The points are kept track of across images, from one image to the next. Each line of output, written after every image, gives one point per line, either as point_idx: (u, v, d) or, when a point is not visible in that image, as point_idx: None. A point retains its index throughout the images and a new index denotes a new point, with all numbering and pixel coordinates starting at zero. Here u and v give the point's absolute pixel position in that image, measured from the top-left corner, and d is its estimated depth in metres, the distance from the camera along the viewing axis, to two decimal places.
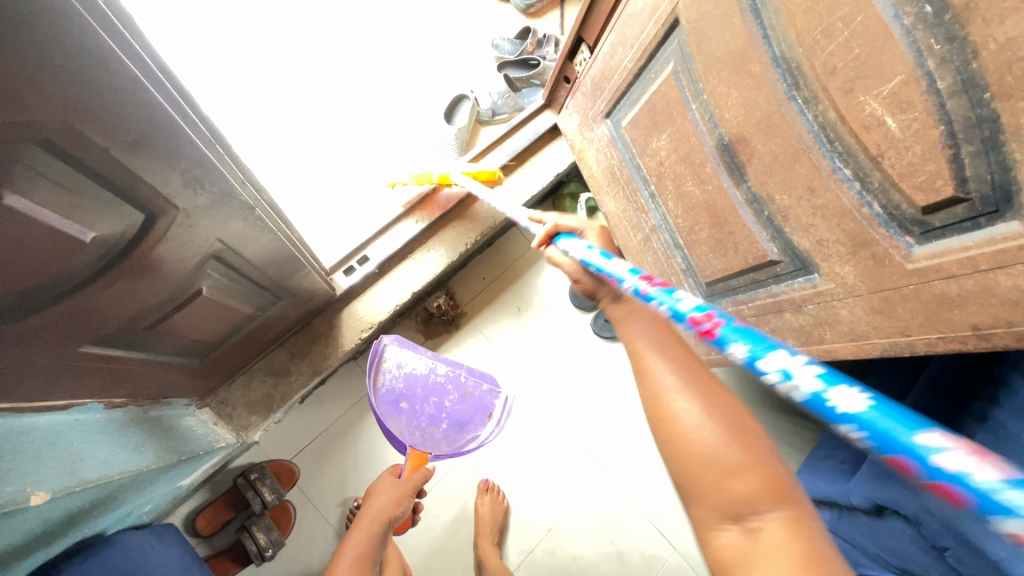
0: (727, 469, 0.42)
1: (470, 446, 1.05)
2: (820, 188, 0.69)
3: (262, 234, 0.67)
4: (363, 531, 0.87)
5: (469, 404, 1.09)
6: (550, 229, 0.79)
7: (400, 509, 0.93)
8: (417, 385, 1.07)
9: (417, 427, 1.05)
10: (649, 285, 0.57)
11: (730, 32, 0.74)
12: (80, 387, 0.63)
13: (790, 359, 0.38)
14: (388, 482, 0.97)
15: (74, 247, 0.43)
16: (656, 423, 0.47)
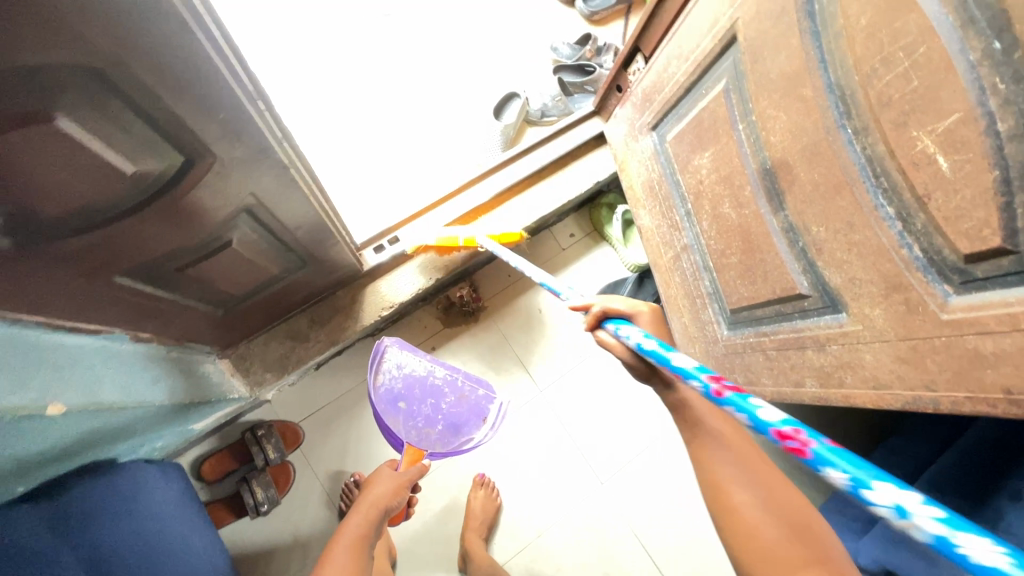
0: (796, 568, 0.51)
1: (465, 447, 1.06)
2: (859, 224, 0.67)
3: (295, 195, 0.69)
4: (362, 515, 0.87)
5: (465, 407, 1.09)
6: (598, 312, 0.76)
7: (398, 500, 0.93)
8: (415, 385, 1.09)
9: (413, 426, 1.06)
10: (719, 386, 0.52)
11: (786, 54, 0.72)
12: (110, 315, 0.67)
13: (902, 496, 0.35)
14: (387, 473, 0.97)
15: (116, 176, 0.47)
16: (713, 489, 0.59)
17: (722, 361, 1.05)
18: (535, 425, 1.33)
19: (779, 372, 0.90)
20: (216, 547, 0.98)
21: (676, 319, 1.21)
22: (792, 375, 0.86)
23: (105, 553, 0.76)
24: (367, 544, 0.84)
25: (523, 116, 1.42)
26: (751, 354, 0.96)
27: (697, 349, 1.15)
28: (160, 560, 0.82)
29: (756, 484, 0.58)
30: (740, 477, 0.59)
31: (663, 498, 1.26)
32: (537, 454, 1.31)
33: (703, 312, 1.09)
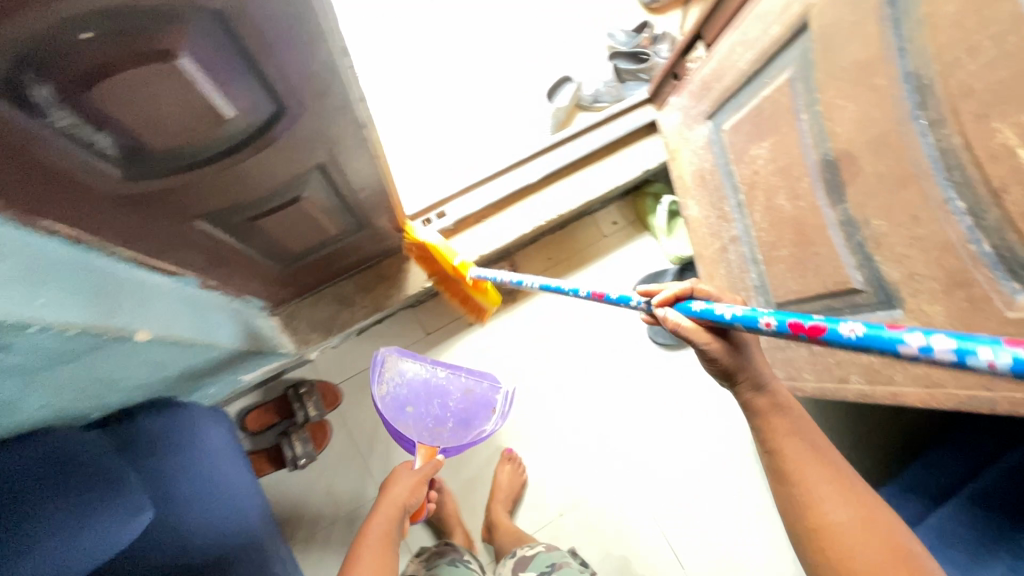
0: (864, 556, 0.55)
1: (476, 440, 1.09)
2: (925, 218, 0.65)
3: (364, 156, 0.72)
4: (384, 515, 0.89)
5: (471, 402, 1.12)
6: (685, 288, 0.65)
7: (417, 497, 0.95)
8: (420, 388, 1.12)
9: (424, 427, 1.10)
10: (854, 324, 0.44)
11: (861, 42, 0.70)
12: (187, 257, 0.71)
13: None
14: (404, 472, 0.99)
15: (218, 119, 0.50)
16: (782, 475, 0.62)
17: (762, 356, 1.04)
18: (564, 408, 1.35)
19: (823, 369, 0.89)
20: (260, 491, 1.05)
21: None
22: (837, 372, 0.85)
23: (165, 482, 0.83)
24: (392, 541, 0.86)
25: (574, 101, 1.42)
26: (794, 349, 0.95)
27: None
28: (215, 494, 0.88)
29: (852, 505, 0.58)
30: (836, 498, 0.58)
31: (688, 491, 1.27)
32: (565, 436, 1.33)
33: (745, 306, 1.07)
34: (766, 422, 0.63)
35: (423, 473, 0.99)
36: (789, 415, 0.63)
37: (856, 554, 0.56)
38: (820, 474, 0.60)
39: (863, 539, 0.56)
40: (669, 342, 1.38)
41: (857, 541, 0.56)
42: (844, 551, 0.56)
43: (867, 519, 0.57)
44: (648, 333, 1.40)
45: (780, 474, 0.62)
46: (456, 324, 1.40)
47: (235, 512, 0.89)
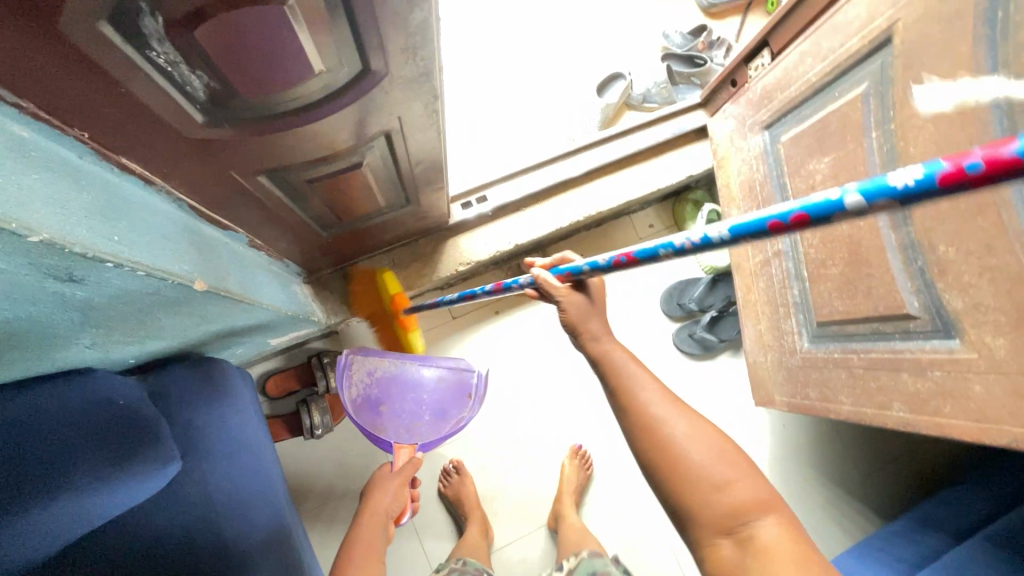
0: (714, 487, 0.61)
1: (454, 430, 1.10)
2: (1000, 248, 0.64)
3: (429, 129, 0.71)
4: (368, 524, 0.87)
5: (446, 392, 1.13)
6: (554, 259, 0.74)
7: (399, 502, 0.94)
8: (391, 385, 1.12)
9: (400, 424, 1.10)
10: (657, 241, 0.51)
11: (951, 61, 0.68)
12: (242, 211, 0.71)
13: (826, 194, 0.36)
14: (385, 478, 0.97)
15: (305, 73, 0.49)
16: (647, 428, 0.65)
17: (796, 374, 1.03)
18: (577, 410, 1.37)
19: (862, 393, 0.87)
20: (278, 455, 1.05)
21: (748, 326, 1.17)
22: (878, 397, 0.84)
23: (193, 436, 0.84)
24: (377, 551, 0.85)
25: (624, 99, 1.40)
26: (832, 370, 0.93)
27: (768, 358, 1.11)
28: (239, 454, 0.88)
29: (684, 419, 0.65)
30: (670, 413, 0.65)
31: None
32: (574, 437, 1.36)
33: (783, 322, 1.05)
34: (619, 370, 0.69)
35: (405, 475, 0.97)
36: (635, 361, 0.69)
37: (695, 460, 0.62)
38: (655, 392, 0.67)
39: (697, 448, 0.63)
40: (694, 351, 1.37)
41: (695, 450, 0.63)
42: (684, 460, 0.62)
43: (696, 426, 0.64)
44: (674, 341, 1.39)
45: (622, 402, 0.68)
46: (482, 312, 1.40)
47: (255, 474, 0.89)
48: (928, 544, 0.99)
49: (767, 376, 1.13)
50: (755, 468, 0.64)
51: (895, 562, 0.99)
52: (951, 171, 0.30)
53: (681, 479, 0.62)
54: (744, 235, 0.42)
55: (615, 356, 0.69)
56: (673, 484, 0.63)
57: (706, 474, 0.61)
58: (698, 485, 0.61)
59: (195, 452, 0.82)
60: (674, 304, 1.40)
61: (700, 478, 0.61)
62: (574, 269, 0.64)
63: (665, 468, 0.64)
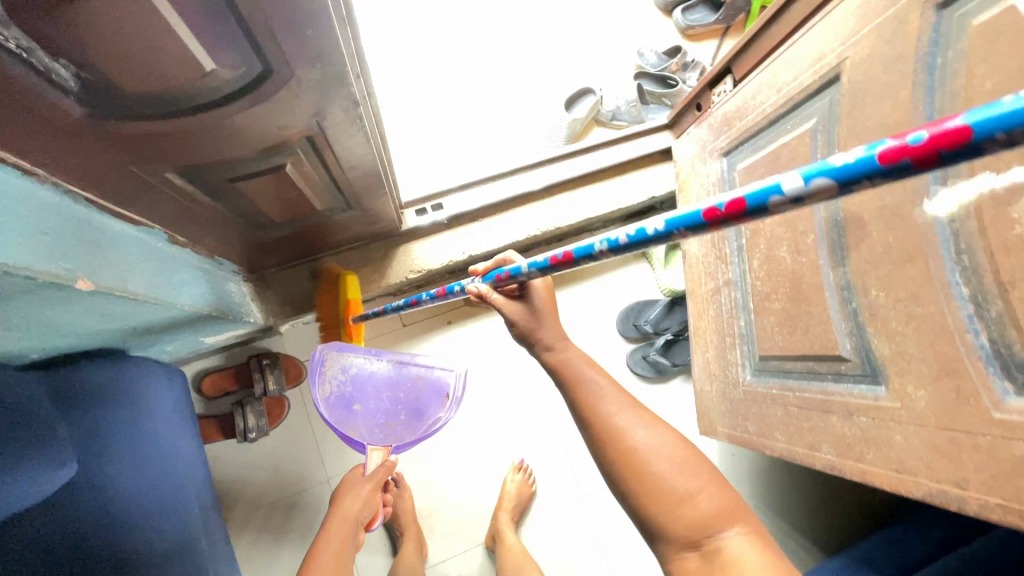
0: (677, 500, 0.57)
1: (429, 430, 1.01)
2: (925, 298, 0.62)
3: (356, 133, 0.69)
4: (337, 530, 0.85)
5: (421, 390, 1.04)
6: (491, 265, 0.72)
7: (370, 508, 0.92)
8: (365, 383, 1.04)
9: (375, 424, 1.03)
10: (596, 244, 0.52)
11: (891, 104, 0.67)
12: (156, 207, 0.67)
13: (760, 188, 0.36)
14: (355, 483, 0.95)
15: (196, 70, 0.46)
16: (609, 438, 0.61)
17: (737, 406, 1.01)
18: (528, 425, 1.34)
19: (795, 431, 0.86)
20: (199, 461, 1.00)
21: (697, 352, 1.16)
22: (809, 438, 0.83)
23: (98, 439, 0.79)
24: (347, 556, 0.83)
25: (593, 115, 1.38)
26: (770, 406, 0.92)
27: (712, 387, 1.10)
28: (147, 461, 0.84)
29: (647, 425, 0.61)
30: (632, 421, 0.61)
31: (641, 532, 1.28)
32: (520, 453, 1.32)
33: (728, 352, 1.04)
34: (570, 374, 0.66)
35: (377, 479, 0.95)
36: (594, 368, 0.67)
37: (658, 468, 0.58)
38: (613, 401, 0.63)
39: (661, 457, 0.58)
40: (647, 374, 1.35)
41: (659, 460, 0.58)
42: (646, 468, 0.58)
43: (658, 431, 0.60)
44: (627, 362, 1.37)
45: (586, 412, 0.63)
46: (435, 320, 1.37)
47: (165, 480, 0.85)
48: None
49: (712, 405, 1.11)
50: (722, 480, 0.59)
51: None
52: (890, 150, 0.30)
53: (647, 492, 0.58)
54: (684, 227, 0.42)
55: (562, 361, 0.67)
56: (639, 496, 0.58)
57: (674, 483, 0.57)
58: (665, 498, 0.57)
59: (97, 456, 0.78)
60: (631, 325, 1.38)
61: (668, 489, 0.57)
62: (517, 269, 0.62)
63: (631, 481, 0.59)
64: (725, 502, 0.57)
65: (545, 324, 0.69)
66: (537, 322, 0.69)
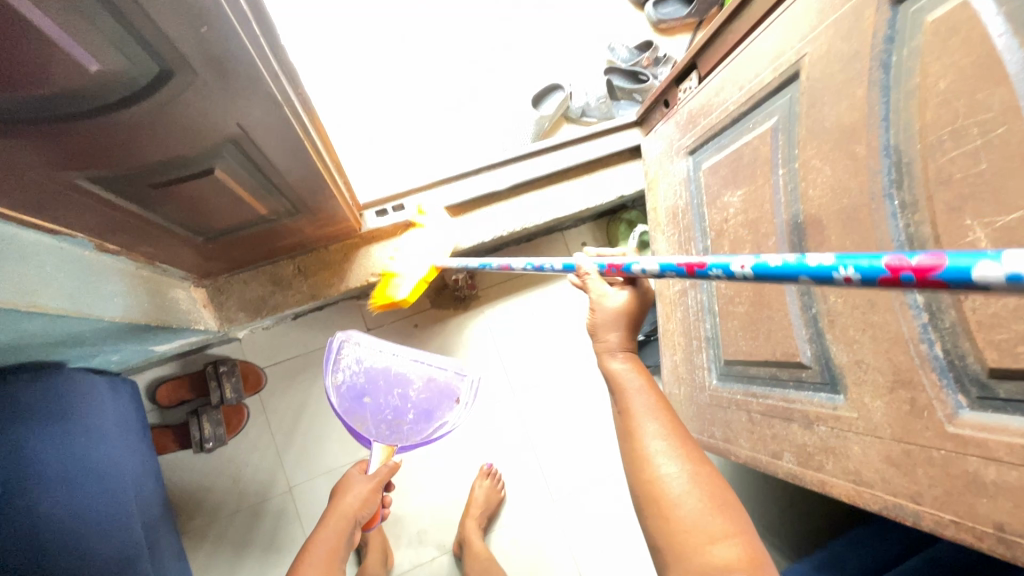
0: (710, 535, 0.52)
1: (438, 433, 0.96)
2: (881, 305, 0.60)
3: (287, 133, 0.66)
4: (332, 528, 0.82)
5: (434, 391, 1.01)
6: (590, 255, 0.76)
7: (370, 507, 0.86)
8: (379, 377, 1.01)
9: (382, 420, 0.98)
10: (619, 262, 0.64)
11: (847, 104, 0.64)
12: (73, 216, 0.63)
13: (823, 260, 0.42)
14: (358, 478, 0.90)
15: (80, 70, 0.43)
16: (637, 463, 0.59)
17: (704, 411, 0.99)
18: (497, 430, 1.31)
19: (758, 438, 0.84)
20: (148, 476, 0.96)
21: (666, 355, 1.13)
22: (771, 446, 0.81)
23: (25, 459, 0.74)
24: (339, 557, 0.81)
25: (562, 111, 1.35)
26: (735, 412, 0.90)
27: (681, 391, 1.08)
28: (81, 482, 0.79)
29: (683, 458, 0.57)
30: (667, 451, 0.57)
31: (612, 535, 1.25)
32: (488, 458, 1.29)
33: (695, 355, 1.02)
34: (620, 385, 0.65)
35: (380, 479, 0.90)
36: (647, 389, 0.64)
37: (683, 503, 0.54)
38: (653, 424, 0.60)
39: (689, 491, 0.54)
40: None
41: (686, 495, 0.54)
42: (669, 499, 0.55)
43: (696, 469, 0.56)
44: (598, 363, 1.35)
45: (628, 428, 0.62)
46: (401, 324, 1.33)
47: (102, 499, 0.81)
48: None
49: (680, 409, 1.09)
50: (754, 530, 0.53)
51: None
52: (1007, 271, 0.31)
53: (668, 523, 0.54)
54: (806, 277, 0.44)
55: (611, 367, 0.67)
56: (661, 524, 0.55)
57: (697, 521, 0.53)
58: (693, 534, 0.52)
59: (24, 480, 0.73)
60: None
61: (689, 524, 0.53)
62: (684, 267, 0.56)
63: (652, 510, 0.56)
64: (753, 551, 0.51)
65: (618, 332, 0.68)
66: (611, 328, 0.68)
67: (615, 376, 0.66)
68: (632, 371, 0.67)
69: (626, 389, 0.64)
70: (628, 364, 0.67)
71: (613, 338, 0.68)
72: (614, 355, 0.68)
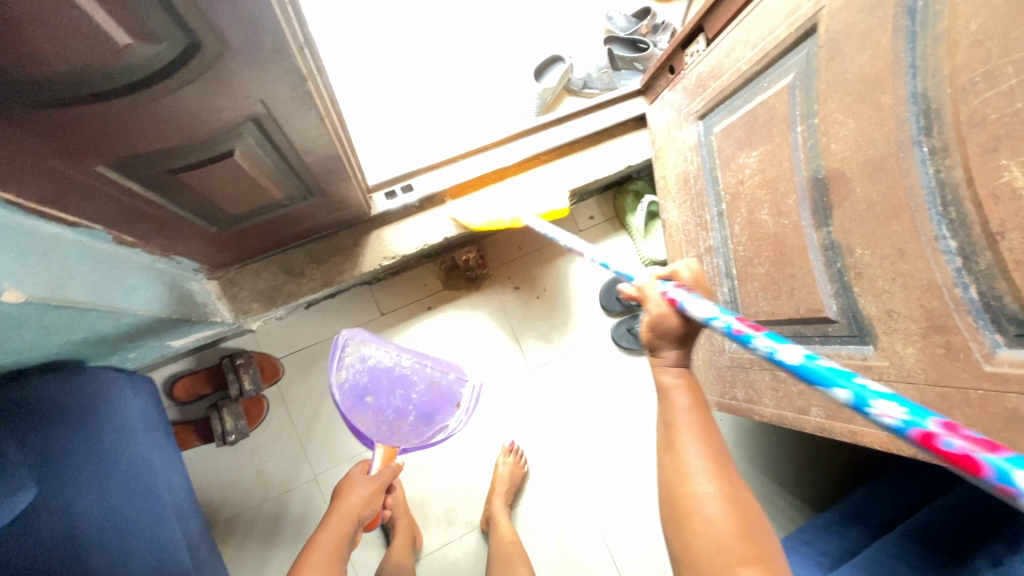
0: (742, 558, 0.46)
1: (438, 437, 1.00)
2: (911, 253, 0.61)
3: (305, 108, 0.64)
4: (335, 526, 0.80)
5: (436, 395, 1.02)
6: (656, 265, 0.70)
7: (372, 507, 0.87)
8: (382, 376, 1.00)
9: (383, 421, 0.98)
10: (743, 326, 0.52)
11: (870, 54, 0.64)
12: (91, 207, 0.61)
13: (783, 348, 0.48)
14: (360, 477, 0.90)
15: (107, 47, 0.41)
16: (670, 475, 0.52)
17: (726, 373, 1.01)
18: (516, 407, 1.32)
19: (783, 396, 0.85)
20: (176, 471, 0.95)
21: None
22: (798, 402, 0.82)
23: (55, 458, 0.74)
24: (341, 556, 0.78)
25: (563, 84, 1.33)
26: (757, 372, 0.92)
27: (700, 356, 1.12)
28: (115, 476, 0.79)
29: (718, 480, 0.50)
30: (701, 466, 0.50)
31: (633, 504, 1.27)
32: (510, 436, 1.30)
33: None
34: (667, 397, 0.56)
35: (382, 480, 0.91)
36: (697, 408, 0.55)
37: (704, 516, 0.48)
38: (696, 440, 0.52)
39: (719, 512, 0.48)
40: (632, 346, 1.35)
41: (719, 517, 0.48)
42: (692, 514, 0.49)
43: (727, 489, 0.50)
44: (612, 336, 1.36)
45: (668, 438, 0.54)
46: (414, 307, 1.33)
47: (138, 495, 0.81)
48: (850, 539, 0.98)
49: (699, 373, 1.13)
50: (776, 548, 0.49)
51: (819, 556, 0.97)
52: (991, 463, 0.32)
53: (691, 541, 0.49)
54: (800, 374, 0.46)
55: (661, 381, 0.57)
56: (680, 529, 0.50)
57: (725, 545, 0.47)
58: (721, 552, 0.47)
59: (59, 474, 0.73)
60: (613, 299, 1.36)
61: (712, 547, 0.47)
62: (734, 325, 0.52)
63: (670, 517, 0.51)
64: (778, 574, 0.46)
65: (676, 346, 0.58)
66: (671, 341, 0.58)
67: (663, 390, 0.57)
68: (681, 386, 0.56)
69: (669, 402, 0.56)
70: (680, 379, 0.56)
71: (668, 352, 0.59)
72: (666, 368, 0.58)
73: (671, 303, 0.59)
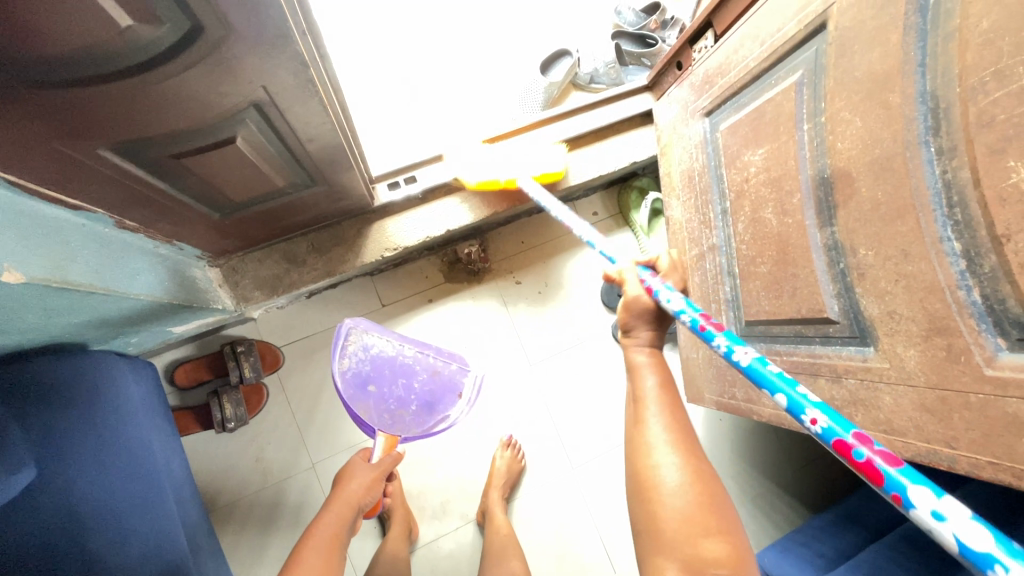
0: (704, 529, 0.48)
1: (440, 427, 1.01)
2: (915, 254, 0.60)
3: (308, 95, 0.64)
4: (335, 512, 0.81)
5: (438, 384, 1.03)
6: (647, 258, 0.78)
7: (372, 495, 0.88)
8: (384, 366, 1.00)
9: (386, 410, 0.98)
10: (705, 322, 0.62)
11: (880, 52, 0.63)
12: (92, 191, 0.61)
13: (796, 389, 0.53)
14: (361, 465, 0.90)
15: (109, 29, 0.41)
16: (635, 448, 0.55)
17: (726, 372, 1.01)
18: (516, 401, 1.32)
19: None
20: (175, 455, 0.96)
21: None
22: None
23: (56, 438, 0.75)
24: (341, 543, 0.79)
25: (570, 78, 1.32)
26: None
27: (700, 355, 1.12)
28: (115, 458, 0.80)
29: (683, 455, 0.52)
30: (665, 440, 0.53)
31: None
32: (508, 430, 1.30)
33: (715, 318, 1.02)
34: (636, 374, 0.61)
35: (382, 468, 0.91)
36: (664, 384, 0.58)
37: (668, 487, 0.50)
38: (663, 416, 0.55)
39: (683, 483, 0.50)
40: None
41: (681, 489, 0.50)
42: (657, 486, 0.51)
43: (693, 464, 0.52)
44: (613, 333, 1.36)
45: (637, 414, 0.57)
46: (415, 299, 1.33)
47: (138, 478, 0.81)
48: (847, 541, 0.97)
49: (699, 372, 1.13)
50: (738, 526, 0.50)
51: (814, 557, 0.97)
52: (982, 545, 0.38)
53: (655, 512, 0.50)
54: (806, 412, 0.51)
55: (632, 359, 0.63)
56: (644, 500, 0.51)
57: (687, 516, 0.49)
58: (684, 524, 0.48)
59: (59, 456, 0.74)
60: (615, 296, 1.36)
61: (676, 518, 0.49)
62: (699, 321, 0.63)
63: (635, 489, 0.52)
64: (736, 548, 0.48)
65: (648, 328, 0.65)
66: (643, 323, 0.65)
67: (634, 367, 0.62)
68: (650, 363, 0.61)
69: (641, 377, 0.60)
70: (649, 357, 0.62)
71: (640, 332, 0.65)
72: (638, 347, 0.64)
73: (648, 291, 0.68)
